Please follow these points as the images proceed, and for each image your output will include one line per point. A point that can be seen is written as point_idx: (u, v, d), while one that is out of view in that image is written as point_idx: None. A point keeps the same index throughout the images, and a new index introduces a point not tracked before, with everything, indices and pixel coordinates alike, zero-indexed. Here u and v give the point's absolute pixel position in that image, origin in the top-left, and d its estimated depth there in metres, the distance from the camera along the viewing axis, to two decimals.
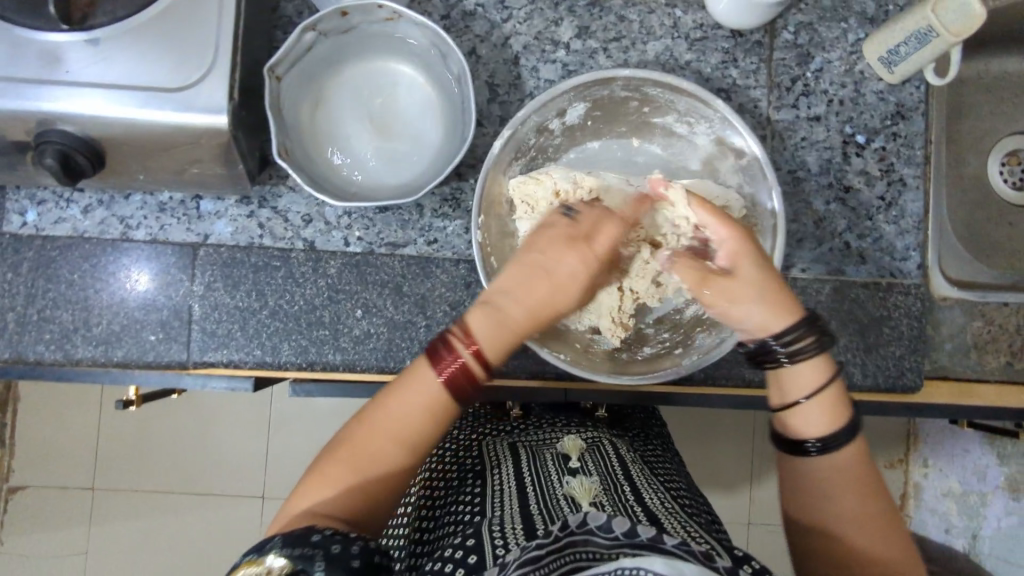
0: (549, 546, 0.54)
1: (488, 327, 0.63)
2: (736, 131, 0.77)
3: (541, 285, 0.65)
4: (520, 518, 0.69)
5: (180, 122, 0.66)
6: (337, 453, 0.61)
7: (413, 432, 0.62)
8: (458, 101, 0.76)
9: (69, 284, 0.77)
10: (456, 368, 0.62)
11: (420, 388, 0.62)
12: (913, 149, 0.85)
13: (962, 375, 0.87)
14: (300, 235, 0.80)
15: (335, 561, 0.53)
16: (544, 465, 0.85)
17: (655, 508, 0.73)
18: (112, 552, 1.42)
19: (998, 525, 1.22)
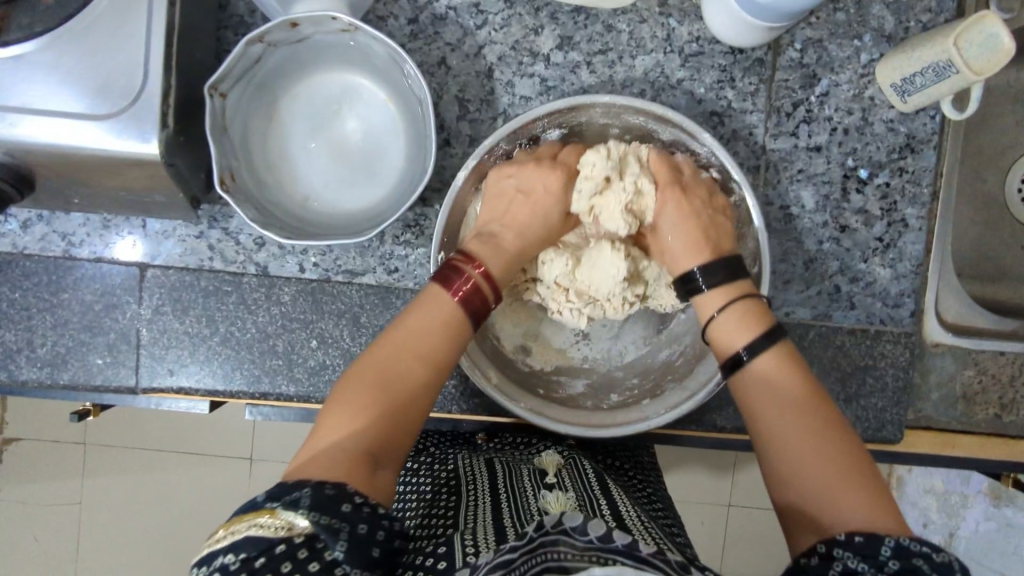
0: (522, 546, 0.49)
1: (488, 251, 0.65)
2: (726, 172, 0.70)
3: (522, 210, 0.68)
4: (492, 530, 0.62)
5: (108, 152, 0.60)
6: (355, 379, 0.57)
7: (434, 348, 0.60)
8: (422, 123, 0.70)
9: (11, 303, 0.74)
10: (468, 286, 0.62)
11: (435, 308, 0.61)
12: (919, 186, 0.78)
13: (947, 425, 0.83)
14: (252, 259, 0.75)
15: (359, 540, 0.49)
16: (518, 478, 0.78)
17: (635, 520, 0.67)
18: (90, 525, 1.40)
19: (975, 528, 1.18)
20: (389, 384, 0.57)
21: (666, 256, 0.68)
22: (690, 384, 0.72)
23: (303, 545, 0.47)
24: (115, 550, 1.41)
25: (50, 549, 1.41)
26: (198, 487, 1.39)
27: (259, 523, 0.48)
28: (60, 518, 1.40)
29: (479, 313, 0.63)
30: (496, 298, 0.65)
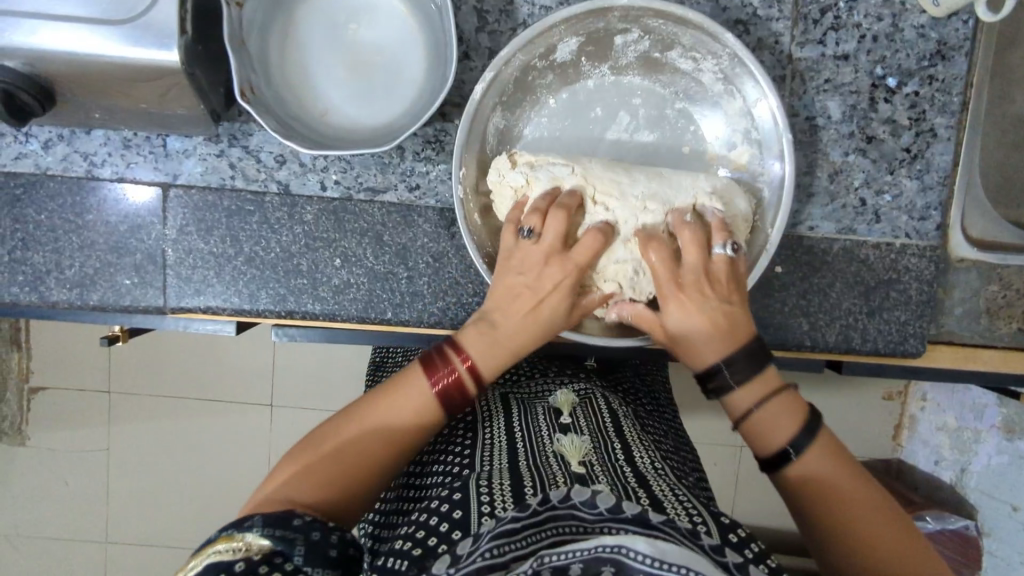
0: (525, 520, 0.50)
1: (482, 345, 0.62)
2: (751, 78, 0.69)
3: (507, 318, 0.63)
4: (508, 472, 0.64)
5: (128, 59, 0.59)
6: (316, 449, 0.58)
7: (398, 435, 0.60)
8: (442, 35, 0.69)
9: (38, 224, 0.74)
10: (450, 380, 0.61)
11: (412, 395, 0.60)
12: (949, 95, 0.76)
13: (969, 340, 0.83)
14: (274, 177, 0.75)
15: (315, 548, 0.49)
16: (535, 420, 0.79)
17: (649, 469, 0.68)
18: (118, 462, 1.44)
19: (988, 462, 1.17)
20: (357, 456, 0.58)
21: (667, 281, 0.60)
22: None
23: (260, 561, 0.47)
24: (144, 492, 1.45)
25: (81, 491, 1.45)
26: (222, 433, 1.43)
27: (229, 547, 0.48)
28: (90, 456, 1.44)
29: (456, 408, 0.61)
30: (481, 390, 0.63)
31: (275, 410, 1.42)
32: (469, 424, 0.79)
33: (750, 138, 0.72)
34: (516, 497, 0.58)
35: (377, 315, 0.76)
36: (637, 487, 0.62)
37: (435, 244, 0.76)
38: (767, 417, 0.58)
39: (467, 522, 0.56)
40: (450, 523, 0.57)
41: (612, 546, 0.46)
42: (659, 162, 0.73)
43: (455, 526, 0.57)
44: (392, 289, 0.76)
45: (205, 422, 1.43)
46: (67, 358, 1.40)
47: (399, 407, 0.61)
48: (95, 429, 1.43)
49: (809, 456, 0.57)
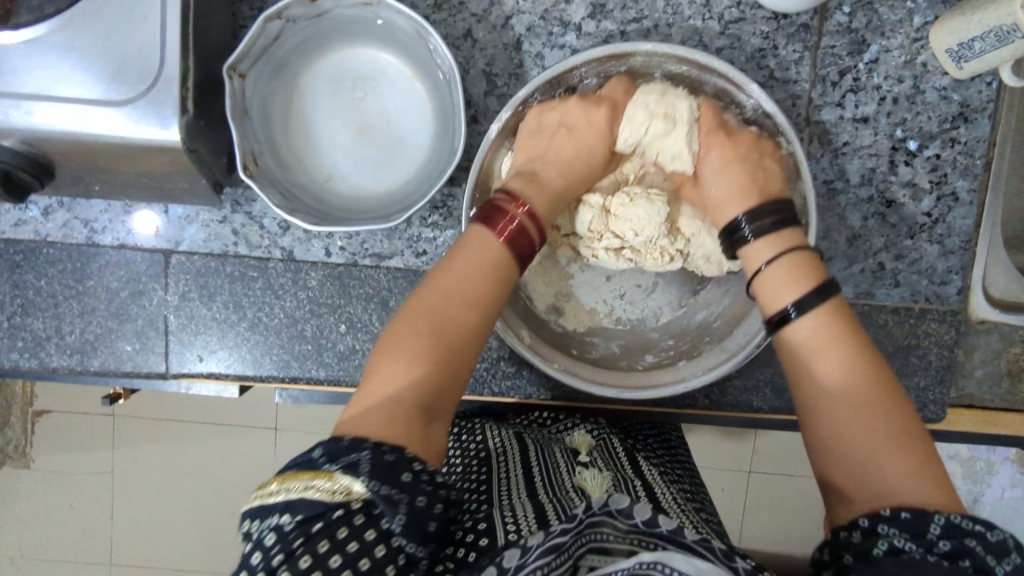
0: (572, 529, 0.51)
1: (532, 187, 0.61)
2: (774, 122, 0.67)
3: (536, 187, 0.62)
4: (531, 501, 0.63)
5: (127, 139, 0.58)
6: (403, 324, 0.54)
7: (478, 293, 0.56)
8: (450, 102, 0.67)
9: (37, 291, 0.73)
10: (512, 226, 0.58)
11: (482, 251, 0.57)
12: (972, 158, 0.74)
13: (988, 403, 0.81)
14: (278, 243, 0.73)
15: (420, 515, 0.46)
16: (551, 456, 0.76)
17: (669, 506, 0.67)
18: (122, 494, 1.43)
19: (1001, 495, 1.17)
20: (434, 358, 0.53)
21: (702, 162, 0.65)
22: (730, 346, 0.70)
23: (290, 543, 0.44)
24: (147, 519, 1.44)
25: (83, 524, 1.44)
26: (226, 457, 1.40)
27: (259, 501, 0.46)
28: (93, 489, 1.43)
29: (523, 257, 0.59)
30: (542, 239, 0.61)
31: (278, 433, 1.38)
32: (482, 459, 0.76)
33: None
34: (540, 521, 0.57)
35: None
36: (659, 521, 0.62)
37: None
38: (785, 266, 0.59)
39: (494, 545, 0.54)
40: (475, 547, 0.55)
41: (650, 563, 0.50)
42: None
43: (483, 550, 0.54)
44: None
45: (210, 451, 1.40)
46: (72, 391, 1.40)
47: (471, 265, 0.57)
48: (99, 456, 1.42)
49: (800, 318, 0.57)
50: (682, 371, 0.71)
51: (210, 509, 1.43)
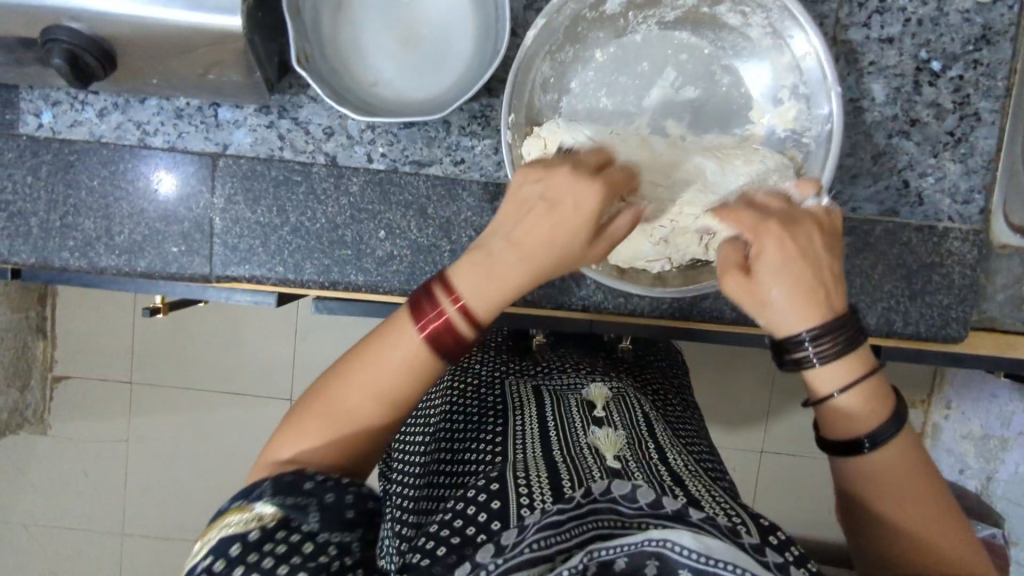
0: (570, 512, 0.48)
1: (475, 280, 0.55)
2: (796, 24, 0.69)
3: (541, 226, 0.56)
4: (544, 465, 0.60)
5: (191, 23, 0.61)
6: (312, 406, 0.55)
7: (389, 386, 0.55)
8: (494, 9, 0.71)
9: (90, 190, 0.76)
10: (438, 325, 0.54)
11: (399, 348, 0.55)
12: (994, 79, 0.76)
13: (1013, 328, 0.82)
14: (322, 149, 0.76)
15: (330, 511, 0.49)
16: (566, 412, 0.74)
17: (683, 468, 0.64)
18: (137, 452, 1.44)
19: (1016, 470, 1.19)
20: (386, 390, 0.55)
21: (756, 258, 0.53)
22: None
23: (277, 527, 0.47)
24: (162, 490, 1.45)
25: (100, 481, 1.45)
26: (243, 428, 1.42)
27: (239, 518, 0.48)
28: (109, 447, 1.44)
29: (453, 350, 0.55)
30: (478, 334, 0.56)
31: (293, 402, 1.41)
32: (499, 414, 0.74)
33: (798, 93, 0.72)
34: (554, 494, 0.54)
35: (419, 287, 0.77)
36: (674, 488, 0.57)
37: (479, 219, 0.77)
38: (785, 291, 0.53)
39: (505, 513, 0.52)
40: (488, 513, 0.52)
41: (658, 540, 0.44)
42: (704, 127, 0.74)
43: (494, 516, 0.52)
44: (435, 262, 0.77)
45: (229, 403, 1.41)
46: (90, 351, 1.41)
47: (382, 361, 0.55)
48: (116, 422, 1.43)
49: (824, 367, 0.52)
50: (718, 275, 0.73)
51: (224, 467, 1.43)
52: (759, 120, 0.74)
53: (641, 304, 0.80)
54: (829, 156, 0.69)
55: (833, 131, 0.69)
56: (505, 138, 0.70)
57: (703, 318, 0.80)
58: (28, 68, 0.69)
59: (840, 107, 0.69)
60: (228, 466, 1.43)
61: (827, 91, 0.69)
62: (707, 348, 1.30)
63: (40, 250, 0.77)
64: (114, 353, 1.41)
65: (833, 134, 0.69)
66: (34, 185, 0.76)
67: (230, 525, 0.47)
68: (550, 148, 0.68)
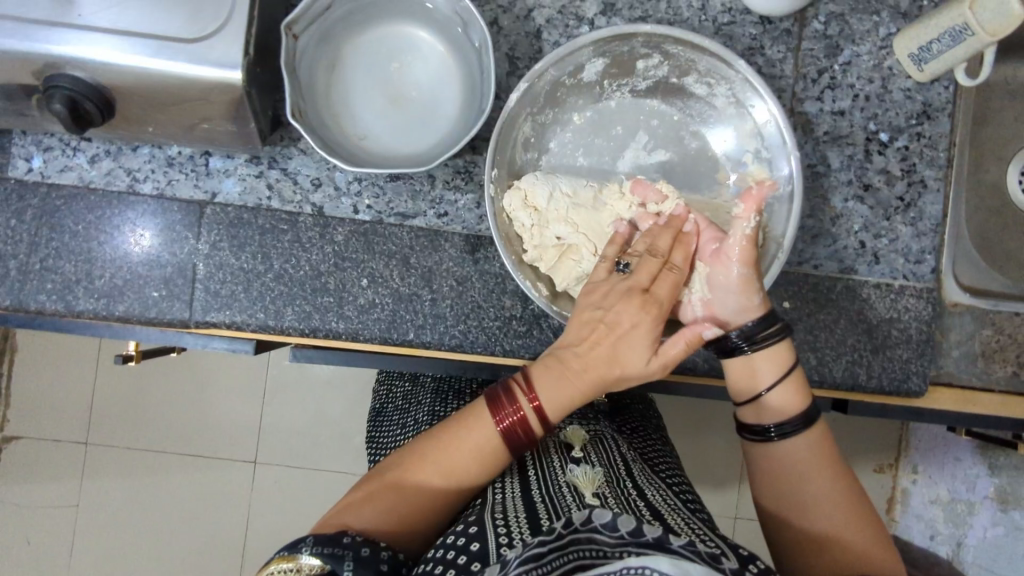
0: (551, 544, 0.48)
1: (550, 379, 0.64)
2: (757, 93, 0.75)
3: (603, 343, 0.65)
4: (522, 505, 0.60)
5: (191, 74, 0.63)
6: (382, 474, 0.64)
7: (459, 467, 0.63)
8: (479, 73, 0.75)
9: (73, 234, 0.77)
10: (514, 420, 0.63)
11: (473, 435, 0.64)
12: (936, 150, 0.83)
13: (967, 383, 0.85)
14: (309, 199, 0.79)
15: (363, 563, 0.55)
16: (545, 451, 0.74)
17: (661, 503, 0.64)
18: (87, 516, 1.36)
19: (983, 535, 1.20)
20: (453, 469, 0.63)
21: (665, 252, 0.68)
22: None
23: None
24: (113, 560, 1.37)
25: (45, 548, 1.36)
26: (205, 494, 1.36)
27: (282, 567, 0.55)
28: (58, 512, 1.36)
29: (521, 445, 0.64)
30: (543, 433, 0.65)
31: (260, 466, 1.36)
32: None
33: (760, 157, 0.77)
34: (532, 530, 0.55)
35: (400, 335, 0.78)
36: (651, 519, 0.58)
37: (460, 268, 0.79)
38: (737, 284, 0.68)
39: (485, 554, 0.53)
40: (469, 555, 0.54)
41: (635, 568, 0.43)
42: (675, 186, 0.79)
43: (473, 558, 0.53)
44: (416, 310, 0.78)
45: (192, 463, 1.36)
46: (48, 409, 1.35)
47: (455, 442, 0.64)
48: (70, 486, 1.36)
49: (762, 360, 0.68)
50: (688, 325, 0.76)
51: (180, 531, 1.37)
52: (726, 180, 0.79)
53: None
54: (792, 216, 0.73)
55: (794, 191, 0.74)
56: (488, 192, 0.73)
57: (677, 371, 0.82)
58: (25, 113, 0.71)
59: (799, 168, 0.74)
60: (187, 534, 1.36)
61: (787, 154, 0.75)
62: (682, 401, 1.31)
63: (16, 293, 0.76)
64: (72, 412, 1.35)
65: (794, 194, 0.73)
66: (16, 228, 0.76)
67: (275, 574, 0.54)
68: (529, 200, 0.74)
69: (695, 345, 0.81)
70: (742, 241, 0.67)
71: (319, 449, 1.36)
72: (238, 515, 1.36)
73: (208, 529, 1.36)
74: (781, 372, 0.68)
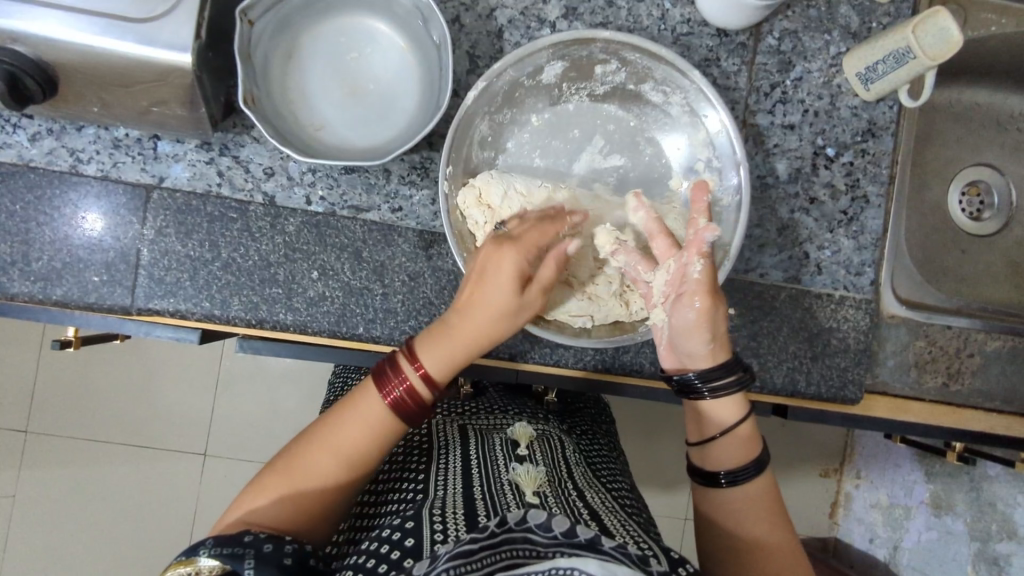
0: (484, 541, 0.48)
1: (424, 340, 0.68)
2: (709, 103, 0.77)
3: (471, 293, 0.68)
4: (462, 502, 0.60)
5: (140, 56, 0.62)
6: (281, 464, 0.65)
7: (358, 447, 0.66)
8: (437, 70, 0.75)
9: (10, 214, 0.74)
10: (400, 390, 0.66)
11: (368, 412, 0.66)
12: (879, 168, 0.86)
13: (901, 392, 0.88)
14: (260, 188, 0.77)
15: (266, 558, 0.55)
16: (491, 449, 0.74)
17: (601, 504, 0.64)
18: (21, 506, 1.31)
19: (918, 539, 1.23)
20: (353, 451, 0.66)
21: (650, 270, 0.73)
22: None
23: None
24: (48, 553, 1.32)
25: None
26: (148, 486, 1.33)
27: (179, 572, 0.54)
28: None
29: (409, 410, 0.67)
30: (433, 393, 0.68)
31: (207, 459, 1.33)
32: (426, 454, 0.74)
33: (711, 166, 0.79)
34: (469, 526, 0.55)
35: (349, 330, 0.77)
36: (588, 520, 0.58)
37: (413, 264, 0.78)
38: (689, 328, 0.69)
39: (419, 549, 0.53)
40: (403, 550, 0.54)
41: (564, 568, 0.43)
42: (628, 191, 0.81)
43: (407, 552, 0.53)
44: (366, 304, 0.78)
45: (135, 454, 1.33)
46: None
47: (352, 423, 0.66)
48: (3, 475, 1.30)
49: (717, 406, 0.70)
50: (635, 328, 0.78)
51: (120, 523, 1.33)
52: (679, 186, 0.81)
53: (566, 356, 0.82)
54: (740, 224, 0.75)
55: (742, 200, 0.76)
56: (443, 188, 0.73)
57: (625, 373, 0.83)
58: None
59: (747, 178, 0.76)
60: (128, 527, 1.33)
61: (736, 164, 0.77)
62: (636, 403, 1.33)
63: None
64: (8, 398, 1.30)
65: (743, 202, 0.75)
66: None
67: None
68: (483, 198, 0.75)
69: (643, 347, 0.83)
70: (692, 286, 0.68)
71: (269, 442, 1.34)
72: (183, 508, 1.33)
73: (150, 522, 1.33)
74: (736, 419, 0.70)
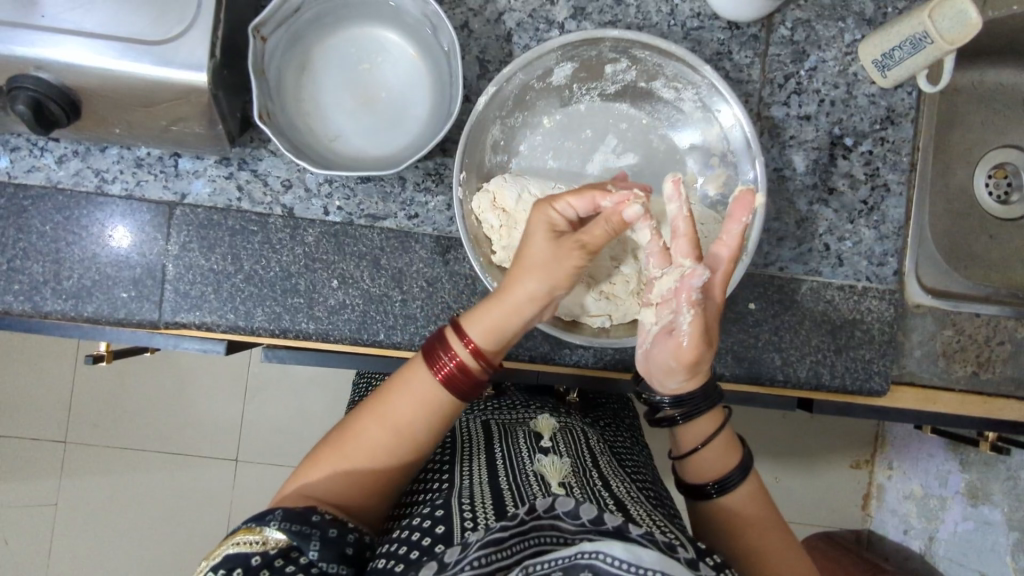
0: (513, 528, 0.48)
1: (479, 320, 0.67)
2: (722, 98, 0.76)
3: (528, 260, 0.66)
4: (489, 491, 0.61)
5: (158, 77, 0.63)
6: (335, 440, 0.67)
7: (407, 425, 0.67)
8: (448, 76, 0.76)
9: (41, 235, 0.76)
10: (452, 364, 0.66)
11: (417, 388, 0.67)
12: (899, 155, 0.85)
13: (929, 383, 0.87)
14: (279, 201, 0.79)
15: (329, 544, 0.57)
16: (514, 442, 0.75)
17: (626, 495, 0.64)
18: (62, 515, 1.35)
19: (955, 530, 1.21)
20: (400, 427, 0.66)
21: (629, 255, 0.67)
22: None
23: (277, 555, 0.56)
24: (89, 560, 1.36)
25: (21, 547, 1.35)
26: (184, 492, 1.36)
27: (247, 539, 0.56)
28: (33, 511, 1.35)
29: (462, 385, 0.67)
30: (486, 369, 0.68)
31: (239, 465, 1.36)
32: (450, 445, 0.75)
33: (727, 161, 0.79)
34: (497, 514, 0.56)
35: (370, 336, 0.79)
36: (614, 509, 0.59)
37: (430, 270, 0.79)
38: (668, 368, 0.67)
39: (450, 536, 0.55)
40: (433, 538, 0.55)
41: (590, 552, 0.44)
42: (643, 188, 0.80)
43: (438, 540, 0.55)
44: (386, 311, 0.79)
45: (169, 461, 1.36)
46: (20, 409, 1.34)
47: (402, 401, 0.67)
48: (44, 485, 1.35)
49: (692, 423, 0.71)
50: None
51: (157, 529, 1.36)
52: (694, 181, 0.81)
53: (585, 357, 0.82)
54: (756, 219, 0.74)
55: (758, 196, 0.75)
56: (457, 195, 0.74)
57: None
58: None
59: (763, 173, 0.75)
60: (165, 533, 1.36)
61: (752, 157, 0.76)
62: None
63: None
64: (47, 410, 1.34)
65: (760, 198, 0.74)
66: None
67: (239, 543, 0.56)
68: (497, 202, 0.75)
69: None
70: (681, 337, 0.63)
71: (297, 447, 1.36)
72: (217, 513, 1.36)
73: (185, 527, 1.36)
74: (712, 434, 0.71)
